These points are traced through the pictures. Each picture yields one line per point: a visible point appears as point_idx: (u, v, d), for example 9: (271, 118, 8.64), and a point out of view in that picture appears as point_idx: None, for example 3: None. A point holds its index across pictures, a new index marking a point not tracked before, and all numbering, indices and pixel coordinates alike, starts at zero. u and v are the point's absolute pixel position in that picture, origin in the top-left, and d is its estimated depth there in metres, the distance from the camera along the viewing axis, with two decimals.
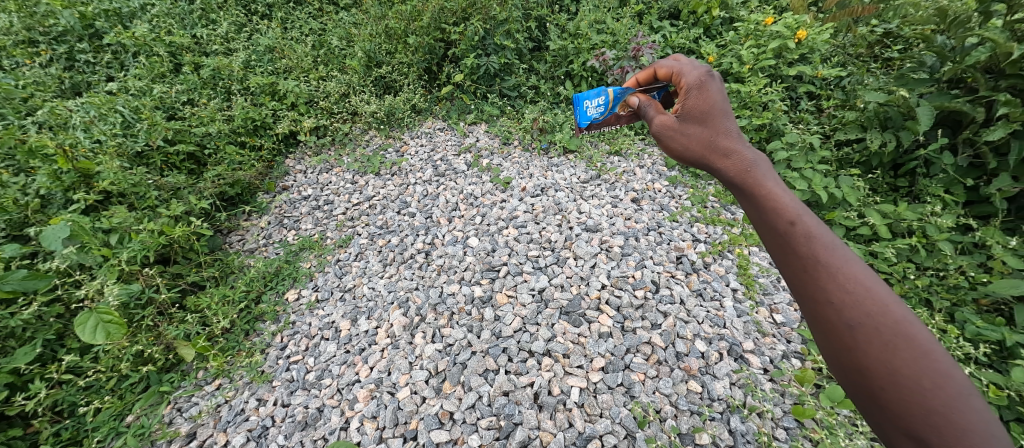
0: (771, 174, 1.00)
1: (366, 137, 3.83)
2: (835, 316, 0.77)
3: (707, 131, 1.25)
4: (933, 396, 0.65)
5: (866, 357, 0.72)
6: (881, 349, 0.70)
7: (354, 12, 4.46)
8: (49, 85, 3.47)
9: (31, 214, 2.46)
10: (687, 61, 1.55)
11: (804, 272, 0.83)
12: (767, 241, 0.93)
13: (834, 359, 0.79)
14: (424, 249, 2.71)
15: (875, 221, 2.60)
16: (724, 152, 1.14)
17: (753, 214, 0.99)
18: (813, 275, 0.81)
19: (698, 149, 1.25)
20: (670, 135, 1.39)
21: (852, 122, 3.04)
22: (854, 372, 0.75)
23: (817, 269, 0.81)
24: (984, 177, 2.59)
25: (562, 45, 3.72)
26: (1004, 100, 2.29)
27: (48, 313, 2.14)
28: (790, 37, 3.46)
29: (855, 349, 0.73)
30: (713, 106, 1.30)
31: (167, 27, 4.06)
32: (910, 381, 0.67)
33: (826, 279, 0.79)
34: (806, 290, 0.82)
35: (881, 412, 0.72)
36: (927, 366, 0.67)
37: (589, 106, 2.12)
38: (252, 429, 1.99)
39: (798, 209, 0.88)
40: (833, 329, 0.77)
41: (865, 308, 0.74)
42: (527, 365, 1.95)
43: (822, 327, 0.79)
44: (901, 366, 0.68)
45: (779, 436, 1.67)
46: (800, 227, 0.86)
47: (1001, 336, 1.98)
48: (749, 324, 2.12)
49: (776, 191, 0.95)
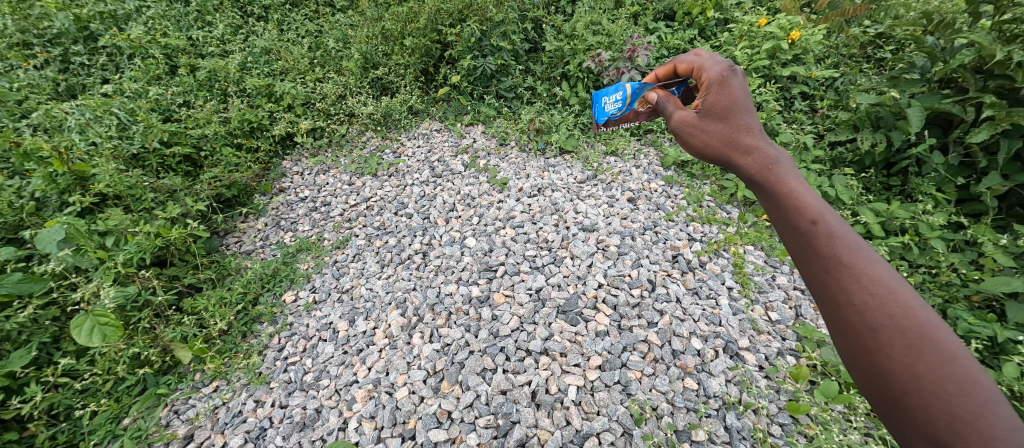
0: (794, 173, 1.01)
1: (363, 138, 3.83)
2: (857, 317, 0.78)
3: (729, 129, 1.28)
4: (958, 402, 0.66)
5: (887, 358, 0.73)
6: (903, 350, 0.71)
7: (350, 14, 4.48)
8: (43, 88, 3.46)
9: (26, 217, 2.44)
10: (708, 56, 1.56)
11: (825, 271, 0.84)
12: (788, 239, 0.94)
13: (854, 361, 0.80)
14: (421, 250, 2.72)
15: (868, 219, 2.63)
16: (746, 150, 1.16)
17: (774, 213, 1.01)
18: (836, 276, 0.82)
19: (719, 147, 1.27)
20: (690, 132, 1.41)
21: (845, 122, 3.08)
22: (875, 374, 0.76)
23: (839, 270, 0.82)
24: (974, 176, 2.62)
25: (558, 47, 3.73)
26: (989, 101, 2.33)
27: (43, 316, 2.13)
28: (783, 38, 3.50)
29: (876, 351, 0.75)
30: (735, 102, 1.31)
31: (162, 28, 4.05)
32: (931, 386, 0.68)
33: (849, 280, 0.80)
34: (827, 290, 0.84)
35: (900, 413, 0.73)
36: (950, 370, 0.68)
37: (606, 102, 2.21)
38: (250, 430, 1.99)
39: (821, 209, 0.90)
40: (855, 330, 0.78)
41: (889, 310, 0.74)
42: (525, 364, 1.96)
43: (844, 327, 0.81)
44: (924, 369, 0.69)
45: (774, 432, 1.69)
46: (822, 227, 0.87)
47: (993, 332, 2.01)
48: (744, 322, 2.14)
49: (799, 191, 0.97)
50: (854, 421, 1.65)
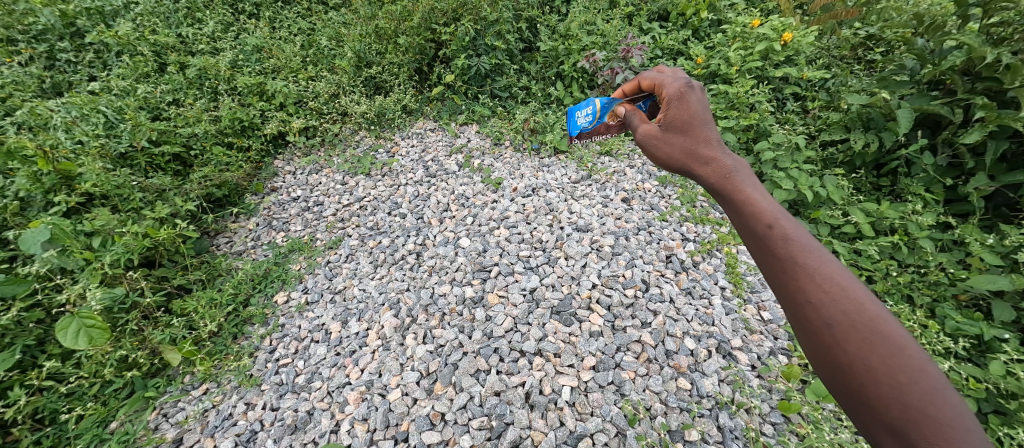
0: (750, 180, 1.02)
1: (356, 138, 3.82)
2: (813, 314, 0.78)
3: (689, 140, 1.28)
4: (911, 392, 0.65)
5: (845, 353, 0.73)
6: (858, 345, 0.71)
7: (343, 12, 4.44)
8: (28, 85, 3.40)
9: (8, 217, 2.37)
10: (669, 71, 1.56)
11: (782, 272, 0.84)
12: (748, 243, 0.95)
13: (816, 358, 0.79)
14: (415, 250, 2.70)
15: (859, 219, 2.65)
16: (704, 160, 1.16)
17: (734, 219, 1.01)
18: (792, 276, 0.82)
19: (681, 158, 1.27)
20: (653, 144, 1.41)
21: (836, 123, 3.11)
22: (834, 369, 0.75)
23: (794, 270, 0.82)
24: (962, 176, 2.67)
25: (552, 46, 3.75)
26: (981, 103, 2.36)
27: (27, 318, 2.08)
28: (776, 39, 3.52)
29: (834, 346, 0.74)
30: (694, 115, 1.32)
31: (151, 26, 3.99)
32: (885, 378, 0.68)
33: (804, 279, 0.80)
34: (785, 291, 0.84)
35: (861, 408, 0.72)
36: (902, 361, 0.68)
37: (579, 115, 2.23)
38: (240, 433, 1.95)
39: (776, 213, 0.91)
40: (813, 328, 0.78)
41: (843, 306, 0.75)
42: (518, 365, 1.94)
43: (803, 327, 0.80)
44: (877, 362, 0.69)
45: (767, 431, 1.69)
46: (777, 230, 0.88)
47: (979, 330, 2.05)
48: (736, 321, 2.15)
49: (756, 196, 0.97)
50: (845, 419, 1.67)
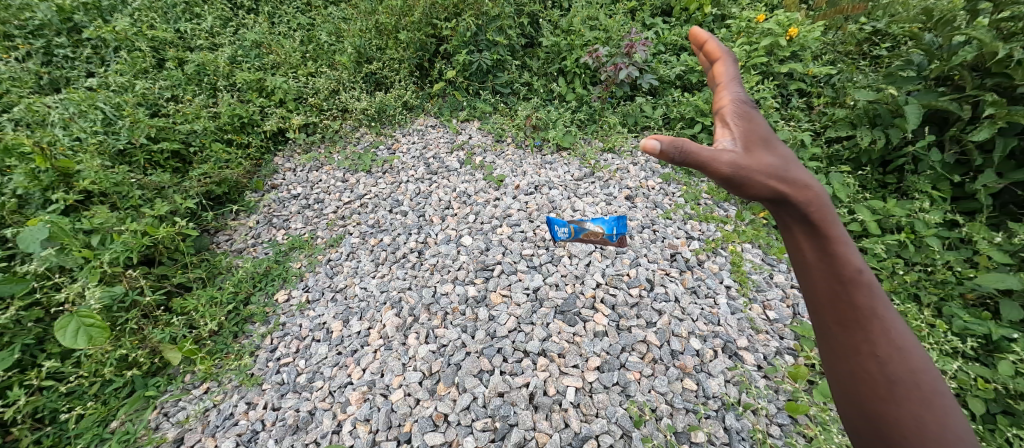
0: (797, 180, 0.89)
1: (357, 134, 3.79)
2: (861, 330, 0.71)
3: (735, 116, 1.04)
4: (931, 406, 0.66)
5: (882, 369, 0.69)
6: (901, 365, 0.68)
7: (343, 6, 4.38)
8: (25, 81, 3.37)
9: (6, 215, 2.35)
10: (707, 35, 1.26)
11: (841, 284, 0.74)
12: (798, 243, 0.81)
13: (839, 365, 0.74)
14: (417, 248, 2.67)
15: (866, 217, 2.62)
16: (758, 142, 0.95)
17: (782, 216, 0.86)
18: (851, 292, 0.73)
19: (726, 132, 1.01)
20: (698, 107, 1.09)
21: (842, 120, 3.07)
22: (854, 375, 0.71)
23: (852, 283, 0.74)
24: (970, 173, 2.64)
25: (555, 42, 3.71)
26: (991, 99, 2.32)
27: (27, 317, 2.06)
28: (782, 34, 3.48)
29: (873, 361, 0.70)
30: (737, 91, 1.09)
31: (148, 21, 3.95)
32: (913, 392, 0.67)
33: (863, 297, 0.72)
34: (838, 302, 0.74)
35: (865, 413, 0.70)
36: (927, 382, 0.67)
37: None
38: (241, 433, 1.94)
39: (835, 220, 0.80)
40: (857, 342, 0.71)
41: (887, 327, 0.71)
42: (522, 365, 1.92)
43: (843, 340, 0.73)
44: (909, 378, 0.67)
45: (774, 433, 1.67)
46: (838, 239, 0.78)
47: (987, 330, 2.02)
48: (742, 321, 2.13)
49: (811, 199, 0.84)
50: None
